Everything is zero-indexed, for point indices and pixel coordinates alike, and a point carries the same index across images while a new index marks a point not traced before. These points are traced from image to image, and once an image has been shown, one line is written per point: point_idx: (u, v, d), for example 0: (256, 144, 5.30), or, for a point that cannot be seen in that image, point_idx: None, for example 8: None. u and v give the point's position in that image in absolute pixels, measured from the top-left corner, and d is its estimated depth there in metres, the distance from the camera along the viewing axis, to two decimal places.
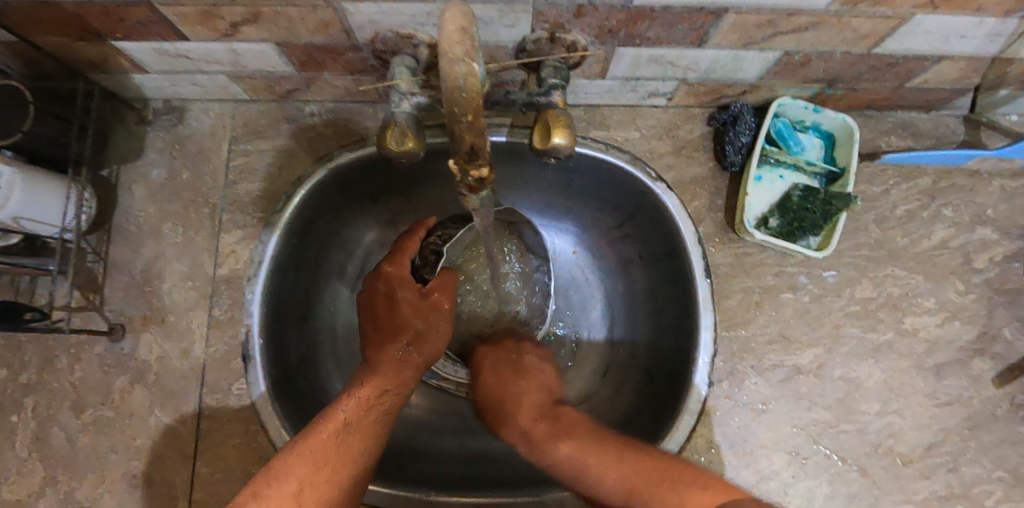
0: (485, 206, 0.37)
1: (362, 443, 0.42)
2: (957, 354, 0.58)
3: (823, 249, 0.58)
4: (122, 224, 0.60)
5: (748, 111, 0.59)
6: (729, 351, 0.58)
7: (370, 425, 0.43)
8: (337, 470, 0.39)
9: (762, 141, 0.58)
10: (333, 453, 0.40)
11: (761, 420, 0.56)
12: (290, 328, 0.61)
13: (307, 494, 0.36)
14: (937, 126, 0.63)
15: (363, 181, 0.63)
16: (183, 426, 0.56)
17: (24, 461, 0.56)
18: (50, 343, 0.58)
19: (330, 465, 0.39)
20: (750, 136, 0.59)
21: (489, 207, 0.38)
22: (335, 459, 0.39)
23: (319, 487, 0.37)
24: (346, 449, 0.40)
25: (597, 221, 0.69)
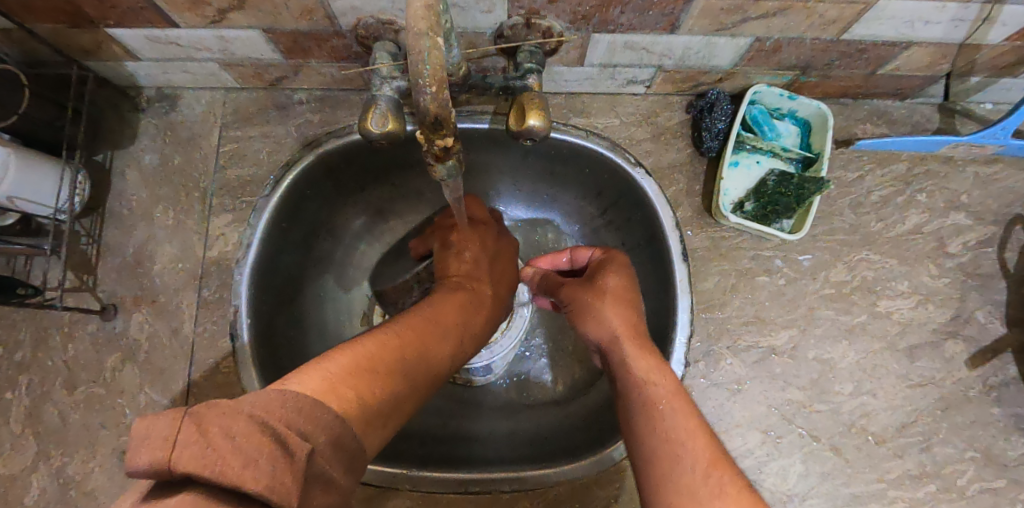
0: (454, 178, 0.38)
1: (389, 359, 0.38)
2: (930, 337, 0.59)
3: (796, 232, 0.59)
4: (115, 207, 0.62)
5: (724, 99, 0.60)
6: (706, 332, 0.59)
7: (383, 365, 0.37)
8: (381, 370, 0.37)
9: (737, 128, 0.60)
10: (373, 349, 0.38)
11: (736, 400, 0.57)
12: (277, 311, 0.63)
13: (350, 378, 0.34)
14: (912, 114, 0.64)
15: (350, 167, 0.65)
16: (171, 403, 0.58)
17: (18, 436, 0.58)
18: (44, 322, 0.60)
19: (370, 353, 0.37)
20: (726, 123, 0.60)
21: (457, 180, 0.39)
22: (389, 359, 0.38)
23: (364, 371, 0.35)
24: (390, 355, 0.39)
25: (580, 208, 0.71)
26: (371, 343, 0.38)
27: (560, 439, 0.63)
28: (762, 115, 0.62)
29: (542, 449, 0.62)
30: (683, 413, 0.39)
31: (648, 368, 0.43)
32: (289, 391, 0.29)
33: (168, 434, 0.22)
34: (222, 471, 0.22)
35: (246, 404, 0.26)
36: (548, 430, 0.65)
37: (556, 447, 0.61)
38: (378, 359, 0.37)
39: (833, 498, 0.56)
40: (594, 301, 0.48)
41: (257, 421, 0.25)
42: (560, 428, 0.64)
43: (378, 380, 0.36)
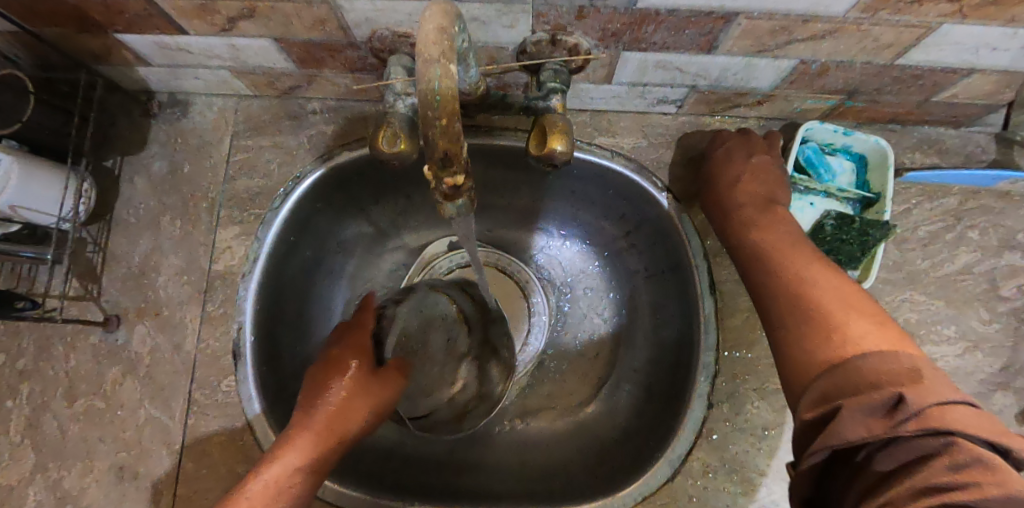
0: (465, 215, 0.35)
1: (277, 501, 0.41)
2: (977, 387, 0.55)
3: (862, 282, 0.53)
4: (122, 215, 0.61)
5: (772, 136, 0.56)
6: (732, 372, 0.55)
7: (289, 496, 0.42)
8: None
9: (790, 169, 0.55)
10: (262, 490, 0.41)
11: (763, 448, 0.53)
12: (283, 329, 0.61)
13: None
14: (965, 143, 0.59)
15: (363, 181, 0.63)
16: (169, 421, 0.56)
17: (17, 446, 0.57)
18: (47, 330, 0.59)
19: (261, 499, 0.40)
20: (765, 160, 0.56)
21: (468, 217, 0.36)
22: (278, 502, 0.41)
23: None
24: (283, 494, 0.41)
25: (602, 230, 0.67)
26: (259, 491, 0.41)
27: (573, 476, 0.60)
28: (814, 155, 0.57)
29: (553, 486, 0.59)
30: (858, 313, 0.38)
31: (803, 268, 0.44)
32: None
33: None
34: None
35: None
36: (561, 464, 0.62)
37: (568, 485, 0.58)
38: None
39: None
40: (757, 231, 0.50)
41: None
42: (574, 463, 0.61)
43: None
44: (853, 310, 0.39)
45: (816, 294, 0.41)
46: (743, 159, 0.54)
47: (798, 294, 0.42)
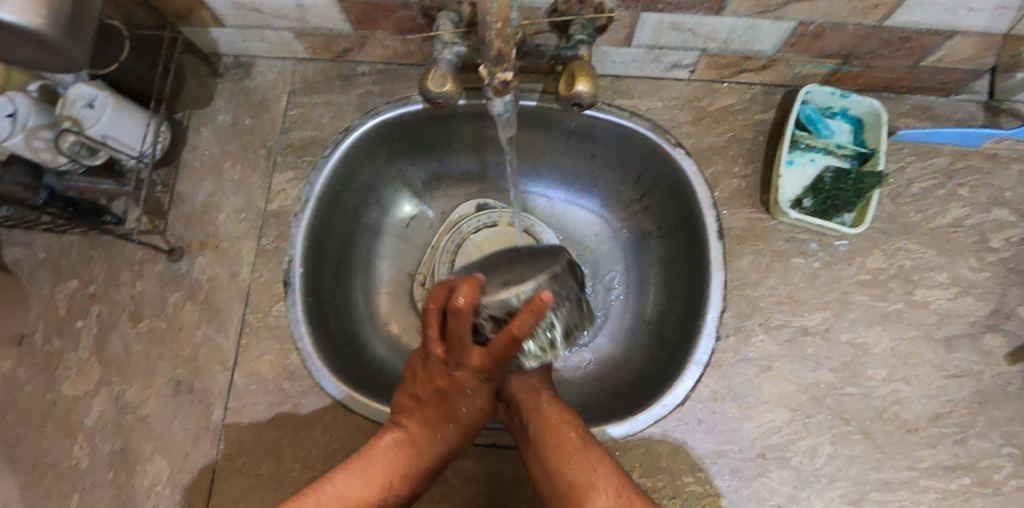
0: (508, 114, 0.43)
1: None
2: (968, 329, 0.59)
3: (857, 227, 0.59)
4: (189, 160, 0.67)
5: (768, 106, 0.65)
6: (738, 308, 0.60)
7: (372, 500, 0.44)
8: None
9: (791, 126, 0.61)
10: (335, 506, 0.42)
11: (766, 376, 0.58)
12: (327, 269, 0.67)
13: None
14: (955, 110, 0.64)
15: (402, 139, 0.69)
16: (224, 341, 0.62)
17: (85, 362, 0.63)
18: (117, 259, 0.65)
19: None
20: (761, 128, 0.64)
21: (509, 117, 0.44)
22: None
23: None
24: None
25: (619, 193, 0.73)
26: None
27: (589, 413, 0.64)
28: (815, 114, 0.63)
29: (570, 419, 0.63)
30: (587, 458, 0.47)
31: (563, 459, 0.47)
32: None
33: None
34: None
35: None
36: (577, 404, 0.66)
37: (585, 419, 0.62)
38: None
39: (861, 482, 0.55)
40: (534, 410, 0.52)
41: None
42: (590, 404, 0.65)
43: None
44: (595, 465, 0.46)
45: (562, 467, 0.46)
46: (540, 348, 0.57)
47: (562, 446, 0.48)
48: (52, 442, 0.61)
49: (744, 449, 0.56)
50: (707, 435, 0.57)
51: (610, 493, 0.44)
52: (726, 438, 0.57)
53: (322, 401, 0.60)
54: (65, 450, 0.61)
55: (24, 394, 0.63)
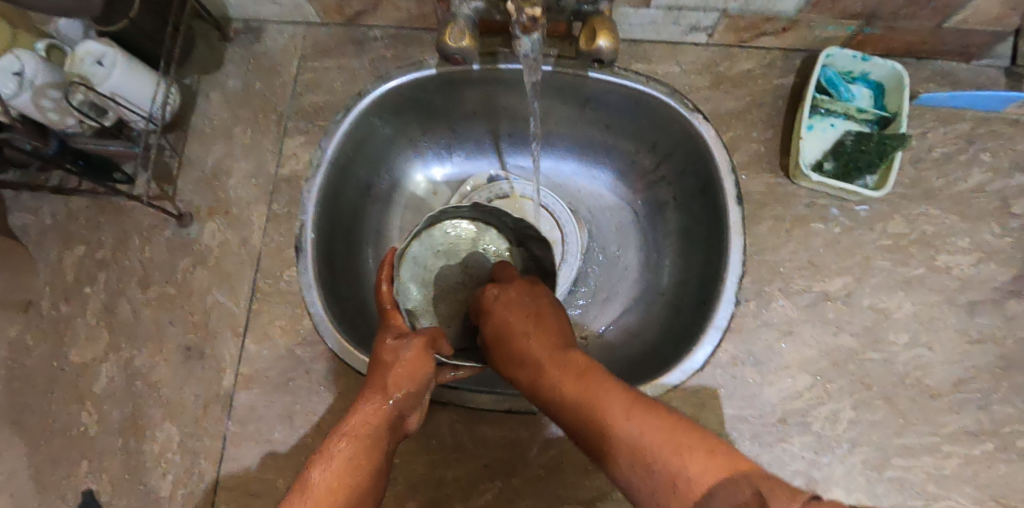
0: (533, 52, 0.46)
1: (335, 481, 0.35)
2: (991, 294, 0.58)
3: (880, 190, 0.58)
4: (198, 125, 0.66)
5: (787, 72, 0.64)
6: (758, 273, 0.59)
7: (340, 480, 0.35)
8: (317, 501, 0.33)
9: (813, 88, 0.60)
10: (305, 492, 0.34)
11: (786, 341, 0.57)
12: (337, 237, 0.65)
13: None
14: (978, 76, 0.63)
15: (414, 106, 0.68)
16: (235, 306, 0.61)
17: (93, 328, 0.62)
18: (126, 225, 0.64)
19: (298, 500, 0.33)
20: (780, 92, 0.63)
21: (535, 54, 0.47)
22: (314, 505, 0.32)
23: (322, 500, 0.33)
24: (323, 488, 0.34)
25: (634, 163, 0.72)
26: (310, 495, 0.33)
27: None
28: (836, 77, 0.61)
29: None
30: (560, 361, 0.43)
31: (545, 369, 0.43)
32: None
33: None
34: None
35: None
36: None
37: None
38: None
39: (884, 448, 0.55)
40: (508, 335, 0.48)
41: None
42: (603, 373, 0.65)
43: None
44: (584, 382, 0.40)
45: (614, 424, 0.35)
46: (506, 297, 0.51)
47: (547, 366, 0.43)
48: (60, 408, 0.60)
49: (765, 415, 0.56)
50: (727, 400, 0.56)
51: (649, 447, 0.32)
52: (746, 403, 0.56)
53: (335, 367, 0.59)
54: (74, 417, 0.60)
55: (31, 360, 0.61)
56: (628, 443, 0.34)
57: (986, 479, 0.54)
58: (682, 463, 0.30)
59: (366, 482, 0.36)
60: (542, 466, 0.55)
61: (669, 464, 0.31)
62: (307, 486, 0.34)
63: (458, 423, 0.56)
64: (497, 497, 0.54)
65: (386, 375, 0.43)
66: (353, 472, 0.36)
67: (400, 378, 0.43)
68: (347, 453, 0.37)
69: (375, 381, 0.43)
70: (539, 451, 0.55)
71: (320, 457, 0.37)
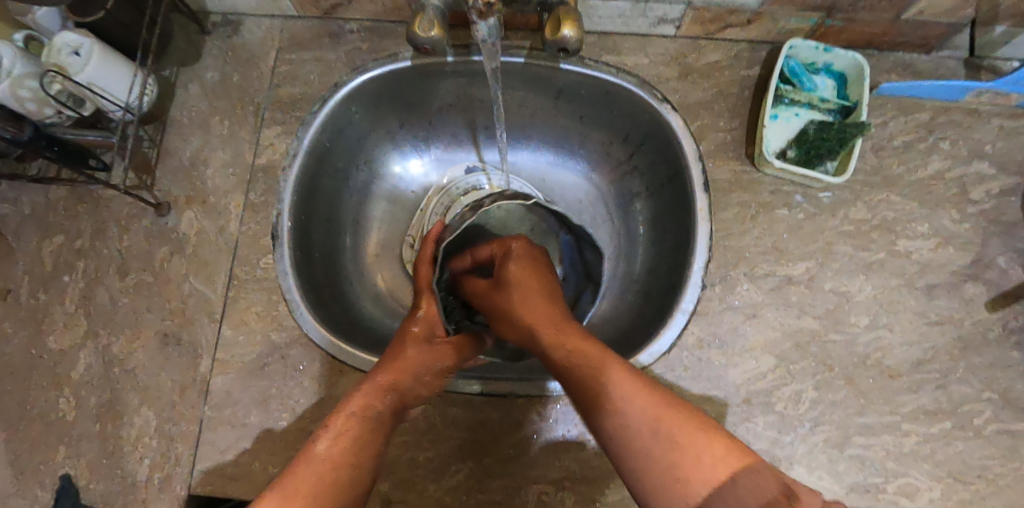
0: (489, 35, 0.50)
1: (357, 441, 0.41)
2: (950, 278, 0.60)
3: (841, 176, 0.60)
4: (176, 116, 0.67)
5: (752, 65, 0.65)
6: (723, 258, 0.60)
7: (343, 454, 0.40)
8: (339, 467, 0.39)
9: (776, 79, 0.61)
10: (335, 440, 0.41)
11: (750, 323, 0.58)
12: (315, 226, 0.67)
13: (304, 461, 0.39)
14: (937, 67, 0.65)
15: (392, 98, 0.69)
16: (212, 293, 0.62)
17: (71, 315, 0.62)
18: (104, 214, 0.65)
19: (328, 450, 0.40)
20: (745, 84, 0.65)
21: (494, 37, 0.50)
22: (339, 461, 0.39)
23: (342, 458, 0.40)
24: (346, 448, 0.40)
25: (607, 154, 0.74)
26: (333, 449, 0.40)
27: None
28: (799, 68, 0.63)
29: None
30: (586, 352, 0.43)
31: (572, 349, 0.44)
32: None
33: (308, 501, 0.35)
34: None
35: None
36: None
37: None
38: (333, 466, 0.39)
39: (845, 427, 0.56)
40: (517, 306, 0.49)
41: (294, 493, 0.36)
42: None
43: (336, 476, 0.38)
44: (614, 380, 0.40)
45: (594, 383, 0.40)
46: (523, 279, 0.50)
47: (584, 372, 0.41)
48: (38, 395, 0.61)
49: (730, 395, 0.57)
50: (693, 382, 0.57)
51: (663, 428, 0.36)
52: (712, 384, 0.57)
53: (310, 351, 0.60)
54: (52, 403, 0.60)
55: (9, 348, 0.62)
56: (648, 448, 0.35)
57: (944, 456, 0.55)
58: (692, 467, 0.33)
59: (369, 454, 0.42)
60: (514, 448, 0.56)
61: (704, 471, 0.33)
62: (316, 456, 0.39)
63: (430, 406, 0.57)
64: (467, 478, 0.55)
65: (398, 363, 0.49)
66: (358, 448, 0.41)
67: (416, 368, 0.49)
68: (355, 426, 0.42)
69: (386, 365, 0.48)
70: (510, 433, 0.56)
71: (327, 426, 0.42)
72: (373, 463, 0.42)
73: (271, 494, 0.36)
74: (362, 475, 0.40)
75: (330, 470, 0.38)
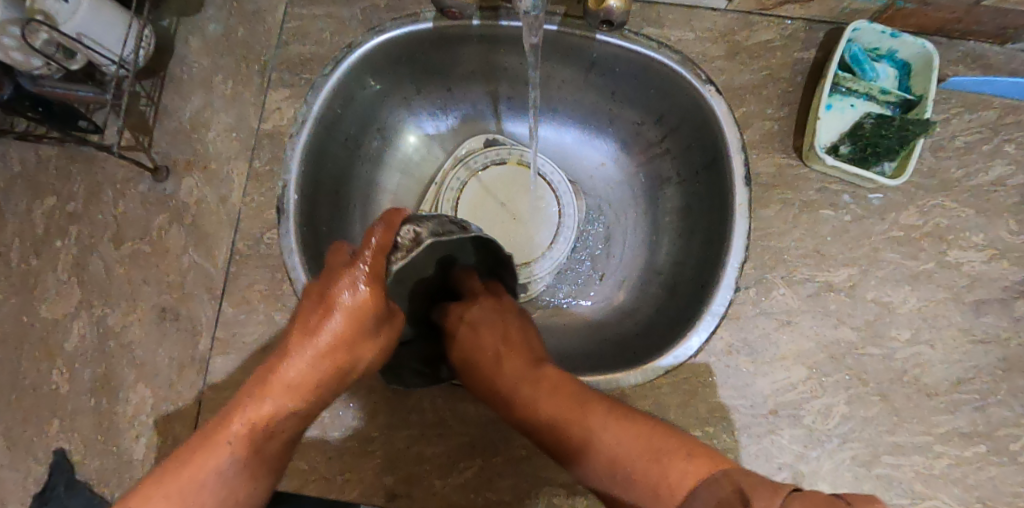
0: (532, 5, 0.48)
1: (260, 454, 0.38)
2: (1000, 293, 0.56)
3: (898, 176, 0.55)
4: (175, 72, 0.62)
5: (808, 47, 0.59)
6: (761, 260, 0.56)
7: (260, 462, 0.38)
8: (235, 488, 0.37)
9: (836, 64, 0.56)
10: (236, 455, 0.36)
11: (784, 331, 0.55)
12: (323, 200, 0.62)
13: (196, 475, 0.35)
14: (1011, 60, 0.59)
15: (409, 62, 0.64)
16: (212, 267, 0.58)
17: (64, 283, 0.59)
18: (97, 176, 0.60)
19: (222, 468, 0.36)
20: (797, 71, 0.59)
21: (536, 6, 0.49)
22: (241, 481, 0.37)
23: (239, 477, 0.37)
24: (243, 468, 0.37)
25: (637, 135, 0.69)
26: (223, 475, 0.36)
27: (591, 359, 0.62)
28: (861, 54, 0.57)
29: (570, 367, 0.61)
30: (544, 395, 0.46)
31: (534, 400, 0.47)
32: None
33: None
34: None
35: None
36: (582, 352, 0.64)
37: (586, 365, 0.61)
38: (217, 493, 0.35)
39: (874, 445, 0.53)
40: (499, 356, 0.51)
41: None
42: (592, 353, 0.63)
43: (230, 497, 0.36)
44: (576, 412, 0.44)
45: (546, 413, 0.45)
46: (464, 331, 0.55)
47: (557, 417, 0.44)
48: (31, 365, 0.58)
49: (757, 405, 0.54)
50: (719, 389, 0.54)
51: (627, 464, 0.38)
52: (738, 393, 0.54)
53: None
54: (44, 375, 0.58)
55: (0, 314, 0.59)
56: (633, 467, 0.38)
57: (975, 481, 0.53)
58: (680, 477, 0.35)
59: (268, 463, 0.39)
60: (523, 448, 0.53)
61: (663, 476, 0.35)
62: (232, 457, 0.36)
63: (439, 399, 0.55)
64: (477, 475, 0.53)
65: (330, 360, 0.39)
66: (277, 439, 0.39)
67: (354, 361, 0.41)
68: (273, 421, 0.38)
69: (310, 342, 0.38)
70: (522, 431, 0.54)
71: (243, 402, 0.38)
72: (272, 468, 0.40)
73: (163, 495, 0.34)
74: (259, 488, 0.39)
75: (246, 480, 0.37)
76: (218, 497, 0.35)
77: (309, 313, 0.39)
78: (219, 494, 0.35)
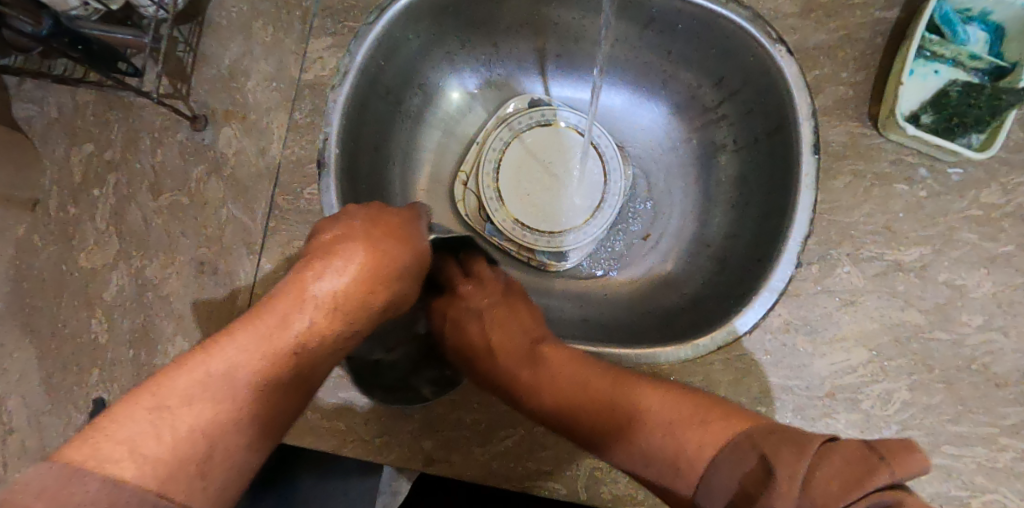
0: None
1: (291, 372, 0.34)
2: None
3: (984, 151, 0.51)
4: (214, 17, 0.59)
5: (891, 5, 0.54)
6: (826, 235, 0.53)
7: (294, 381, 0.34)
8: (267, 395, 0.32)
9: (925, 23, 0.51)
10: (268, 361, 0.32)
11: (846, 312, 0.52)
12: (363, 156, 0.59)
13: (228, 368, 0.30)
14: None
15: (456, 12, 0.60)
16: (251, 222, 0.57)
17: (102, 233, 0.58)
18: (135, 124, 0.59)
19: (255, 369, 0.31)
20: (877, 32, 0.54)
21: None
22: (268, 393, 0.32)
23: (268, 386, 0.32)
24: (278, 379, 0.33)
25: (693, 99, 0.65)
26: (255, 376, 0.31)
27: (635, 329, 0.60)
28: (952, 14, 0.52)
29: (614, 337, 0.59)
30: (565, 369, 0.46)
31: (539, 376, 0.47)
32: (137, 425, 0.26)
33: (215, 426, 0.28)
34: (188, 429, 0.27)
35: (158, 413, 0.27)
36: (625, 324, 0.62)
37: (632, 336, 0.59)
38: (248, 394, 0.31)
39: (936, 434, 0.50)
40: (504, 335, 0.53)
41: (206, 410, 0.28)
42: (636, 324, 0.61)
43: (258, 404, 0.31)
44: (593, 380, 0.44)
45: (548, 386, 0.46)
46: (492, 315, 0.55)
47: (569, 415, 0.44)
48: (70, 314, 0.58)
49: (813, 387, 0.51)
50: (773, 368, 0.52)
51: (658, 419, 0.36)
52: (794, 373, 0.52)
53: None
54: (84, 324, 0.58)
55: (41, 262, 0.59)
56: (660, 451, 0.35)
57: None
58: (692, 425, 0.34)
59: (290, 393, 0.34)
60: None
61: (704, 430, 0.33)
62: (270, 358, 0.33)
63: None
64: (518, 444, 0.52)
65: (372, 285, 0.40)
66: (302, 374, 0.35)
67: (394, 293, 0.42)
68: (307, 344, 0.35)
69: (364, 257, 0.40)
70: None
71: (278, 317, 0.35)
72: (293, 402, 0.35)
73: (193, 390, 0.29)
74: (282, 416, 0.33)
75: (273, 395, 0.32)
76: (248, 396, 0.31)
77: (362, 232, 0.41)
78: (245, 399, 0.30)
